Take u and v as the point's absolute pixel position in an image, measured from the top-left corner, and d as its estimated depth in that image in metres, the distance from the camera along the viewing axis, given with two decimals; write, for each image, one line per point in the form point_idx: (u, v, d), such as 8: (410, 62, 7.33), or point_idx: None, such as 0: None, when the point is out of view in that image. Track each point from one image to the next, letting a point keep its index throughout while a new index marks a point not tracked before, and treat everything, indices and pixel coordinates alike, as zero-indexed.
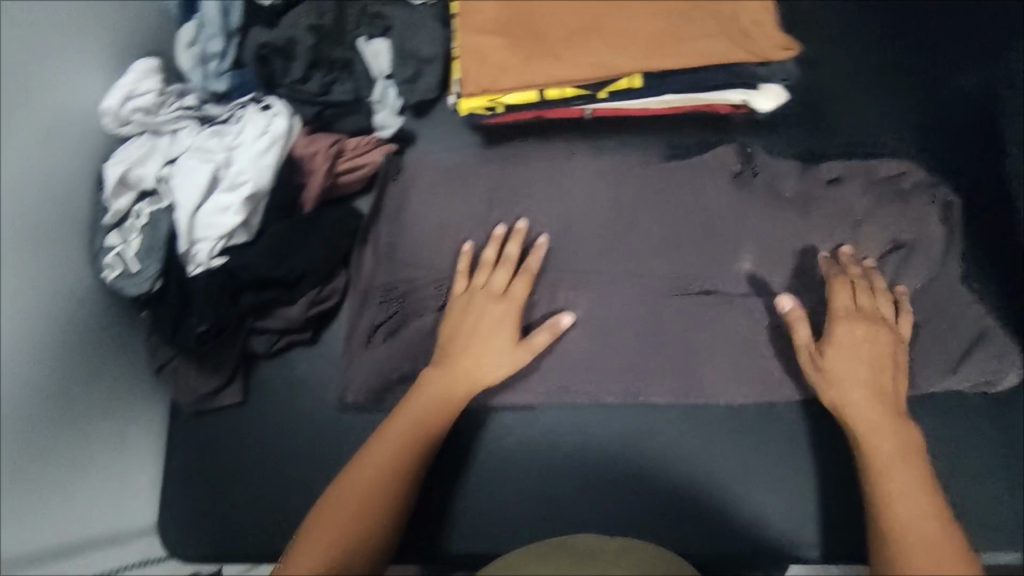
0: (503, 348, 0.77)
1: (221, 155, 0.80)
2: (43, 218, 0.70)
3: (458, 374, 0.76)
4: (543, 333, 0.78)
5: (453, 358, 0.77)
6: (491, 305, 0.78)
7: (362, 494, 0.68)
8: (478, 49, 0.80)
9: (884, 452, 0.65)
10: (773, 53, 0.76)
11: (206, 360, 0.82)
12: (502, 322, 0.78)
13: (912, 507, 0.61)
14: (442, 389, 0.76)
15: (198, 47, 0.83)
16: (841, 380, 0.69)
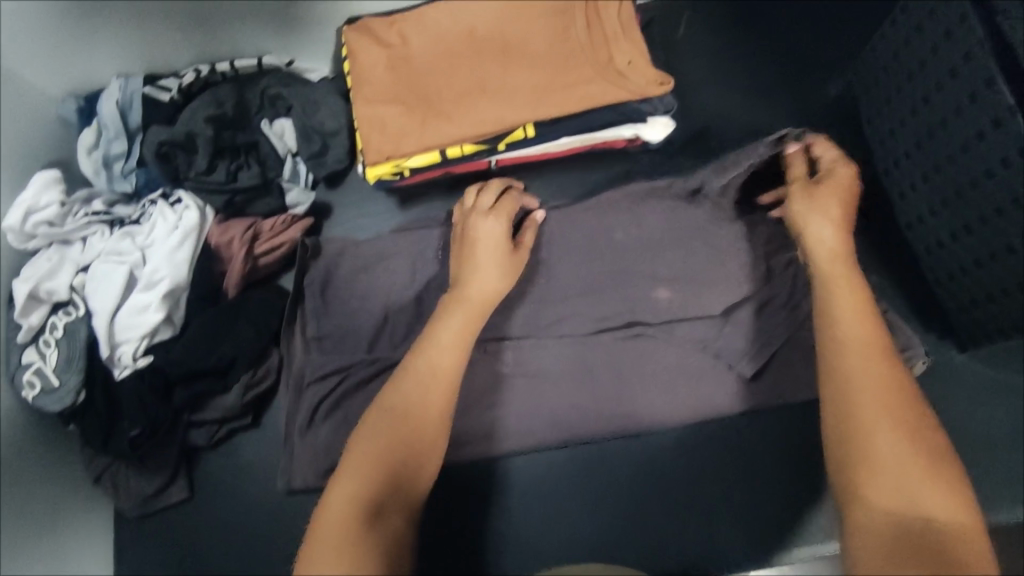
0: (506, 261, 0.72)
1: (134, 255, 0.80)
2: None
3: (471, 304, 0.68)
4: (529, 231, 0.78)
5: (461, 284, 0.70)
6: (489, 221, 0.74)
7: (385, 444, 0.58)
8: (376, 119, 0.82)
9: (837, 280, 0.63)
10: (650, 88, 0.81)
11: (146, 462, 0.80)
12: (501, 237, 0.74)
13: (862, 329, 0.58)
14: (462, 319, 0.66)
15: (99, 150, 0.85)
16: (816, 207, 0.69)
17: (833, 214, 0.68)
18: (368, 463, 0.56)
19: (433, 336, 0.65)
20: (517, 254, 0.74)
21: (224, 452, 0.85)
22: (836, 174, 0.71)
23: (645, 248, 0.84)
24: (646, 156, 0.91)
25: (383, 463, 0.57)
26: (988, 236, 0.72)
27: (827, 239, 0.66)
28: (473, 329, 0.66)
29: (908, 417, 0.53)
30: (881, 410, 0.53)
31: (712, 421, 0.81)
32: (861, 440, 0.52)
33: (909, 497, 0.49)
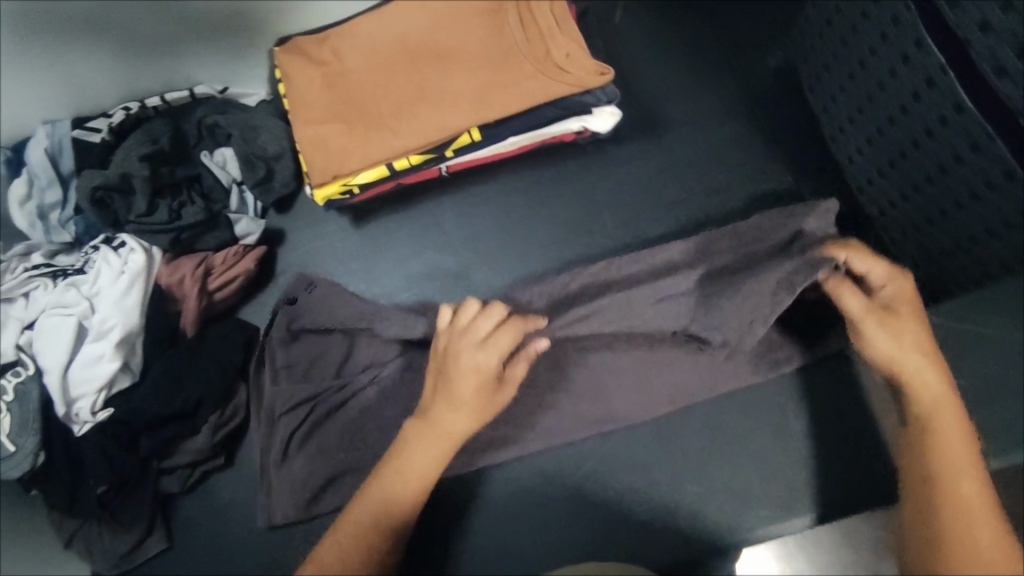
0: (484, 398, 0.68)
1: (81, 305, 0.76)
2: None
3: (438, 444, 0.67)
4: (522, 364, 0.71)
5: (432, 412, 0.68)
6: (473, 361, 0.68)
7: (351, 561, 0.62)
8: (318, 139, 0.80)
9: (945, 428, 0.61)
10: (589, 79, 0.80)
11: (117, 519, 0.77)
12: (489, 372, 0.68)
13: (968, 468, 0.59)
14: (431, 452, 0.67)
15: (34, 202, 0.82)
16: (908, 340, 0.65)
17: (919, 351, 0.65)
18: None
19: (401, 466, 0.66)
20: (498, 397, 0.70)
21: (201, 497, 0.83)
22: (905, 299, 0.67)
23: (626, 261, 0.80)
24: (596, 147, 0.91)
25: None
26: (936, 195, 0.72)
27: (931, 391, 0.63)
28: (435, 463, 0.67)
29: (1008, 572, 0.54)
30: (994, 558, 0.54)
31: (691, 406, 0.80)
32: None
33: None
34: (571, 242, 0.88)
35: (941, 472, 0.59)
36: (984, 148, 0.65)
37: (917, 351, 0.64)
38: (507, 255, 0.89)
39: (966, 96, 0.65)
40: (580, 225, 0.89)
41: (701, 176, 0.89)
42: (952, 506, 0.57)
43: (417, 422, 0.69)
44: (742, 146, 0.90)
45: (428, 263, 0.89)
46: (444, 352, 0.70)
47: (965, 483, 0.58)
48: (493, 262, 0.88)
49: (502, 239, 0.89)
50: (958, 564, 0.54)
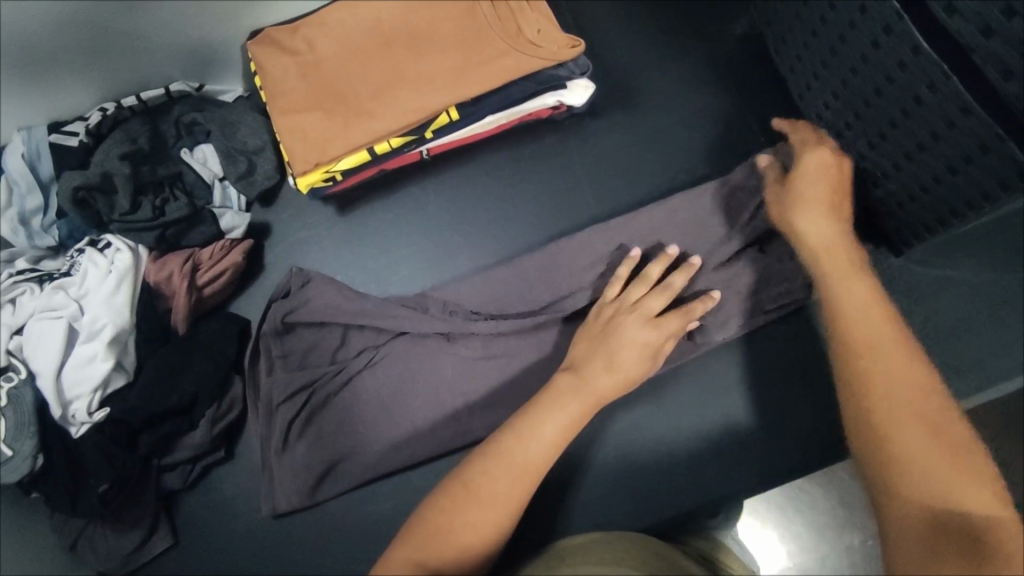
0: (643, 368, 0.67)
1: (70, 307, 0.76)
2: None
3: (586, 400, 0.63)
4: (671, 339, 0.71)
5: (584, 373, 0.65)
6: (637, 329, 0.69)
7: (489, 490, 0.56)
8: (298, 127, 0.81)
9: (851, 287, 0.61)
10: (561, 52, 0.82)
11: (121, 517, 0.77)
12: (641, 342, 0.68)
13: (880, 334, 0.56)
14: (567, 412, 0.62)
15: (14, 209, 0.80)
16: (800, 202, 0.71)
17: (823, 196, 0.70)
18: (457, 503, 0.56)
19: (530, 432, 0.60)
20: (661, 353, 0.69)
21: (203, 491, 0.83)
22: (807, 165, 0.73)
23: (598, 233, 0.84)
24: (573, 122, 0.92)
25: (471, 517, 0.55)
26: (900, 137, 0.75)
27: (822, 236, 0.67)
28: (575, 428, 0.62)
29: (944, 419, 0.51)
30: (916, 400, 0.52)
31: (682, 365, 0.82)
32: (888, 443, 0.51)
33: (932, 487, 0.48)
34: (553, 216, 0.90)
35: (844, 335, 0.58)
36: (941, 86, 0.67)
37: (815, 215, 0.69)
38: (491, 233, 0.90)
39: (922, 39, 0.67)
40: (562, 198, 0.90)
41: (677, 144, 0.91)
42: (863, 368, 0.55)
43: (570, 375, 0.65)
44: (715, 113, 0.92)
45: (414, 246, 0.90)
46: (602, 320, 0.71)
47: (866, 326, 0.57)
48: (478, 241, 0.90)
49: (485, 218, 0.90)
50: (889, 409, 0.52)
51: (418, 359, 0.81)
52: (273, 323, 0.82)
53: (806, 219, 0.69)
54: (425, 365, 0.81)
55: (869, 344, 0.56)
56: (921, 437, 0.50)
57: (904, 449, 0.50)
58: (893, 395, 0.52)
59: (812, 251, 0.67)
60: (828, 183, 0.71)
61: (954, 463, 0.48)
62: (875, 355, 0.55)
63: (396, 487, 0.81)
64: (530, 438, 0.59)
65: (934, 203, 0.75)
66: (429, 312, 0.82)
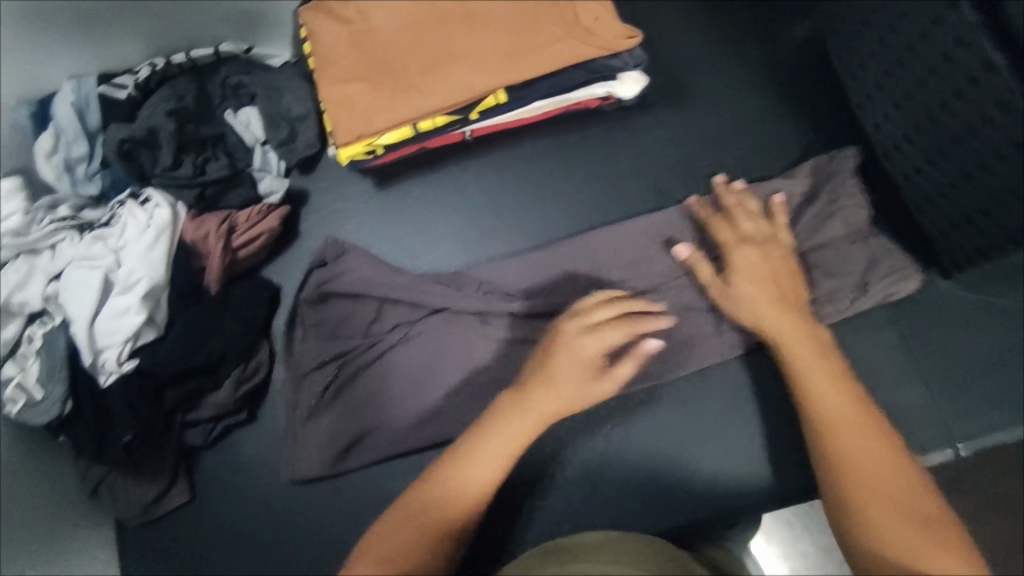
0: (586, 380, 0.67)
1: (107, 258, 0.77)
2: None
3: (546, 409, 0.65)
4: (631, 362, 0.69)
5: (536, 387, 0.67)
6: (583, 342, 0.69)
7: (444, 497, 0.61)
8: (344, 97, 0.80)
9: (814, 369, 0.65)
10: (616, 42, 0.80)
11: (142, 468, 0.79)
12: (586, 358, 0.68)
13: (849, 412, 0.62)
14: (502, 434, 0.64)
15: (59, 155, 0.81)
16: (745, 304, 0.71)
17: (767, 293, 0.71)
18: (419, 507, 0.61)
19: (465, 452, 0.63)
20: (595, 385, 0.67)
21: (223, 452, 0.84)
22: (743, 263, 0.74)
23: (643, 223, 0.84)
24: (621, 115, 0.91)
25: (431, 524, 0.60)
26: (961, 156, 0.74)
27: (777, 326, 0.69)
28: (517, 450, 0.64)
29: (910, 491, 0.57)
30: (882, 473, 0.58)
31: (709, 371, 0.81)
32: (860, 513, 0.56)
33: (905, 553, 0.53)
34: (592, 209, 0.88)
35: (814, 414, 0.63)
36: (1012, 103, 0.67)
37: (767, 307, 0.70)
38: (529, 221, 0.89)
39: (996, 54, 0.67)
40: (602, 192, 0.89)
41: (724, 147, 0.89)
42: (832, 448, 0.60)
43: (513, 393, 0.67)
44: (768, 117, 0.90)
45: (449, 226, 0.90)
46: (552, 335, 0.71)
47: (835, 407, 0.62)
48: (515, 227, 0.89)
49: (523, 204, 0.89)
50: (860, 484, 0.57)
51: (449, 339, 0.81)
52: (310, 292, 0.84)
53: (756, 312, 0.71)
54: (456, 344, 0.81)
55: (836, 423, 0.61)
56: (886, 510, 0.55)
57: (875, 520, 0.55)
58: (861, 468, 0.58)
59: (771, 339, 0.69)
60: (767, 281, 0.72)
61: (944, 554, 0.52)
62: (856, 453, 0.59)
63: (412, 467, 0.80)
64: (461, 458, 0.63)
65: (990, 228, 0.74)
66: (465, 290, 0.83)
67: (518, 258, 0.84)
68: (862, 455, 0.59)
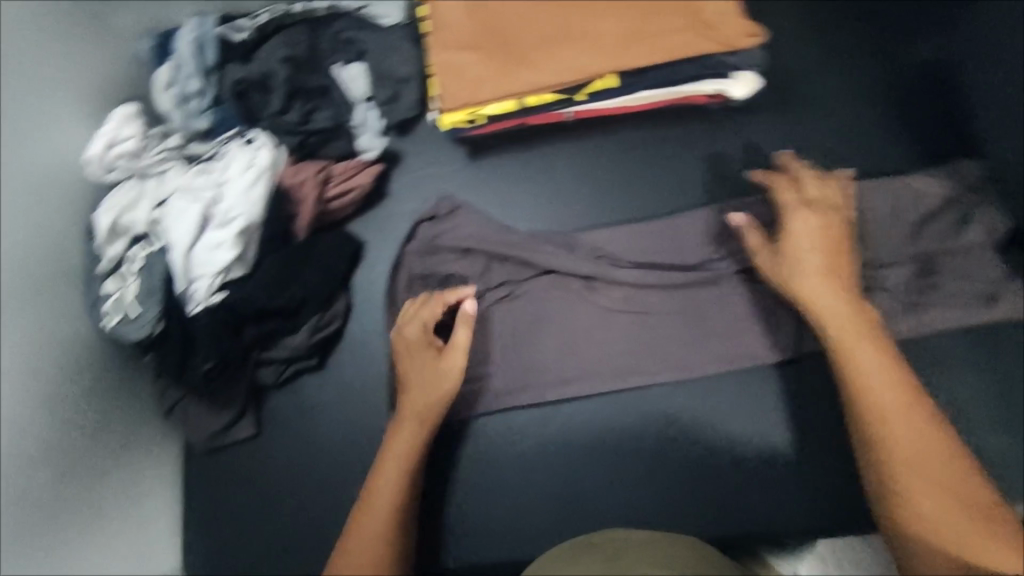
0: (431, 359, 0.78)
1: (210, 192, 0.80)
2: (31, 278, 0.71)
3: (426, 394, 0.76)
4: (461, 327, 0.78)
5: (405, 387, 0.78)
6: (413, 334, 0.79)
7: (387, 492, 0.71)
8: (454, 65, 0.81)
9: (862, 354, 0.67)
10: (738, 40, 0.78)
11: (216, 397, 0.82)
12: (421, 342, 0.79)
13: (895, 397, 0.65)
14: (414, 432, 0.74)
15: (176, 87, 0.84)
16: (795, 277, 0.72)
17: (820, 265, 0.72)
18: (378, 501, 0.71)
19: (391, 454, 0.74)
20: (444, 362, 0.77)
21: (291, 393, 0.87)
22: (795, 232, 0.74)
23: (753, 206, 0.85)
24: (726, 115, 0.89)
25: (393, 512, 0.70)
26: None
27: (828, 306, 0.70)
28: (421, 433, 0.74)
29: (954, 474, 0.61)
30: (930, 459, 0.62)
31: (783, 385, 0.80)
32: (910, 499, 0.61)
33: (952, 536, 0.58)
34: (683, 206, 0.87)
35: (862, 403, 0.65)
36: None
37: (816, 285, 0.71)
38: (617, 209, 0.88)
39: None
40: (696, 190, 0.88)
41: (827, 161, 0.87)
42: (878, 436, 0.64)
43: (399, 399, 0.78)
44: (876, 138, 0.87)
45: (539, 204, 0.90)
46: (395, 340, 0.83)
47: (884, 395, 0.65)
48: (602, 214, 0.88)
49: (615, 192, 0.89)
50: (908, 473, 0.61)
51: (548, 307, 0.84)
52: (421, 242, 0.87)
53: (805, 287, 0.71)
54: (557, 310, 0.84)
55: (884, 411, 0.64)
56: (931, 492, 0.60)
57: (924, 506, 0.60)
58: (912, 456, 0.62)
59: (816, 320, 0.71)
60: (822, 253, 0.72)
61: (984, 536, 0.57)
62: (901, 437, 0.63)
63: (476, 432, 0.82)
64: (388, 467, 0.72)
65: None
66: (582, 256, 0.85)
67: (624, 229, 0.86)
68: (908, 441, 0.63)
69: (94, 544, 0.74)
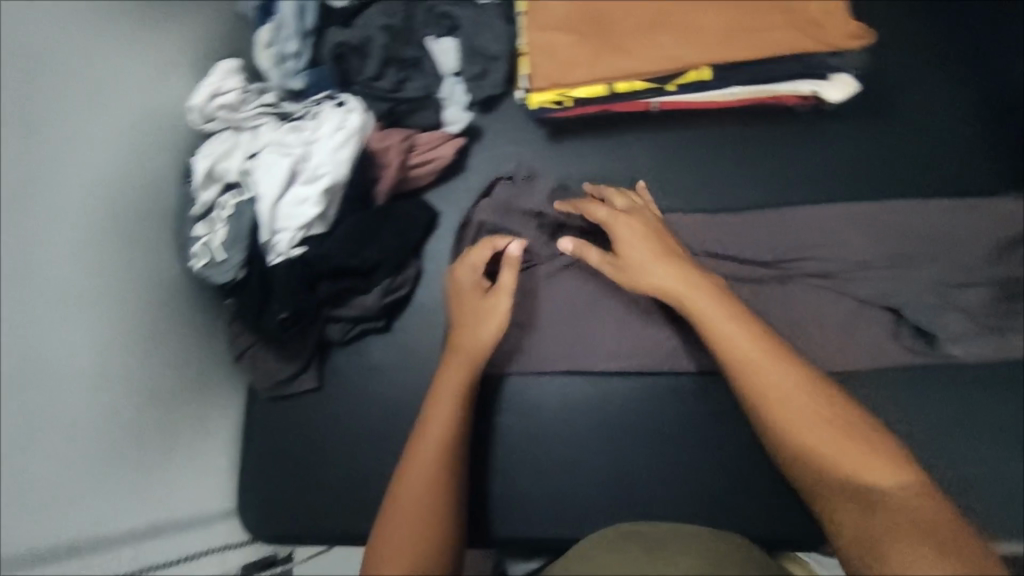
0: (478, 303, 0.78)
1: (300, 149, 0.82)
2: (125, 219, 0.75)
3: (471, 339, 0.76)
4: (507, 270, 0.78)
5: (455, 334, 0.77)
6: (465, 279, 0.79)
7: (439, 436, 0.70)
8: (547, 44, 0.82)
9: (733, 332, 0.66)
10: (841, 41, 0.78)
11: (285, 348, 0.85)
12: (472, 286, 0.79)
13: (771, 370, 0.63)
14: (462, 376, 0.74)
15: (276, 47, 0.86)
16: (643, 265, 0.72)
17: (648, 251, 0.73)
18: (433, 445, 0.70)
19: (442, 395, 0.73)
20: (489, 304, 0.77)
21: (354, 353, 0.89)
22: (620, 233, 0.75)
23: (832, 212, 0.84)
24: (814, 118, 0.88)
25: (446, 454, 0.70)
26: None
27: (669, 286, 0.70)
28: (469, 377, 0.74)
29: (844, 424, 0.59)
30: (819, 421, 0.60)
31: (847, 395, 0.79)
32: (820, 460, 0.58)
33: (866, 480, 0.56)
34: (762, 206, 0.86)
35: (750, 387, 0.63)
36: None
37: (666, 271, 0.71)
38: (693, 203, 0.87)
39: None
40: (776, 192, 0.87)
41: (911, 175, 0.85)
42: (769, 414, 0.62)
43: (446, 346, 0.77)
44: (964, 155, 0.85)
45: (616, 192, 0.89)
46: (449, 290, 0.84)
47: (765, 374, 0.63)
48: (678, 206, 0.87)
49: (694, 186, 0.88)
50: (808, 445, 0.59)
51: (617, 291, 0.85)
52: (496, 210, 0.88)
53: (659, 275, 0.71)
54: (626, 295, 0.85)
55: (768, 389, 0.63)
56: (831, 439, 0.59)
57: (830, 460, 0.58)
58: (806, 423, 0.60)
59: (682, 306, 0.70)
60: (650, 243, 0.74)
61: (881, 462, 0.56)
62: (781, 402, 0.62)
63: (534, 408, 0.84)
64: (434, 424, 0.71)
65: None
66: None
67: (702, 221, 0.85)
68: (799, 408, 0.61)
69: (150, 470, 0.77)
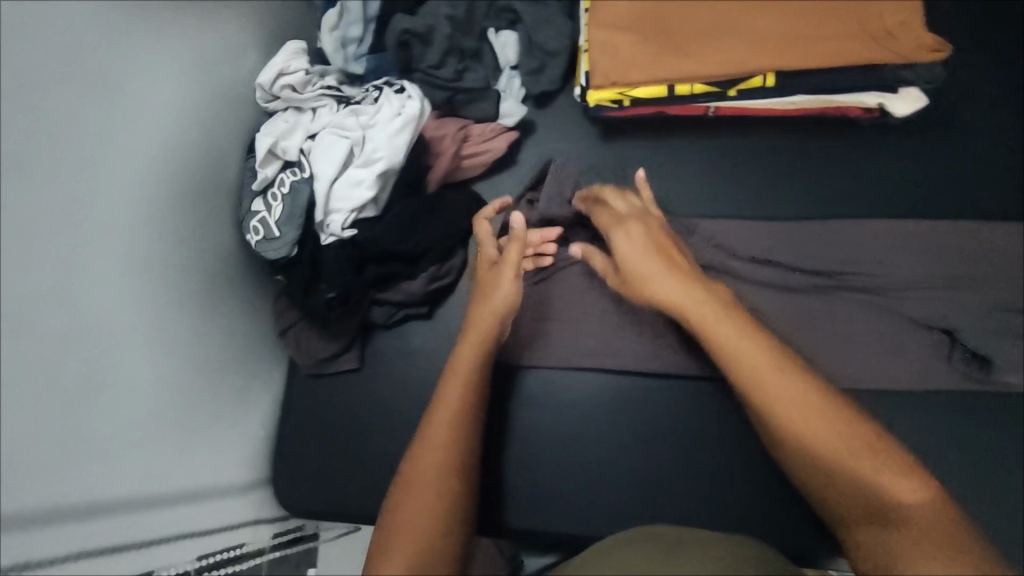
0: (488, 273, 0.77)
1: (357, 132, 0.83)
2: (186, 191, 0.77)
3: (486, 318, 0.73)
4: (513, 242, 0.77)
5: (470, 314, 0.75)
6: (486, 253, 0.80)
7: (451, 415, 0.66)
8: (610, 43, 0.82)
9: (726, 330, 0.62)
10: (917, 53, 0.76)
11: (328, 326, 0.87)
12: (490, 257, 0.79)
13: (769, 369, 0.59)
14: (474, 353, 0.71)
15: (339, 32, 0.88)
16: (638, 264, 0.71)
17: (643, 250, 0.71)
18: (445, 423, 0.66)
19: (458, 374, 0.69)
20: (498, 276, 0.76)
21: (394, 335, 0.90)
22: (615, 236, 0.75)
23: (885, 228, 0.82)
24: (874, 132, 0.86)
25: (460, 434, 0.66)
26: None
27: (663, 285, 0.68)
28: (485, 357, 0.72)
29: (843, 424, 0.56)
30: (820, 423, 0.56)
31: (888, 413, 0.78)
32: (826, 463, 0.56)
33: (870, 485, 0.53)
34: (814, 216, 0.85)
35: (745, 384, 0.60)
36: None
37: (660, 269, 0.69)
38: (742, 209, 0.87)
39: None
40: (829, 204, 0.85)
41: (971, 195, 0.84)
42: (770, 415, 0.59)
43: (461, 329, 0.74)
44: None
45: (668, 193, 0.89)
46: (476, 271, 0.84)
47: (760, 372, 0.59)
48: (728, 212, 0.87)
49: (746, 192, 0.87)
50: (808, 445, 0.56)
51: None
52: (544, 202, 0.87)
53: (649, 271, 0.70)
54: None
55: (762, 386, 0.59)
56: (835, 442, 0.56)
57: (836, 465, 0.55)
58: (805, 425, 0.57)
59: (671, 305, 0.67)
60: (645, 241, 0.72)
61: (884, 467, 0.54)
62: (794, 411, 0.57)
63: (570, 405, 0.84)
64: (449, 404, 0.67)
65: None
66: (697, 241, 0.84)
67: (753, 228, 0.84)
68: (795, 407, 0.57)
69: (180, 439, 0.75)
